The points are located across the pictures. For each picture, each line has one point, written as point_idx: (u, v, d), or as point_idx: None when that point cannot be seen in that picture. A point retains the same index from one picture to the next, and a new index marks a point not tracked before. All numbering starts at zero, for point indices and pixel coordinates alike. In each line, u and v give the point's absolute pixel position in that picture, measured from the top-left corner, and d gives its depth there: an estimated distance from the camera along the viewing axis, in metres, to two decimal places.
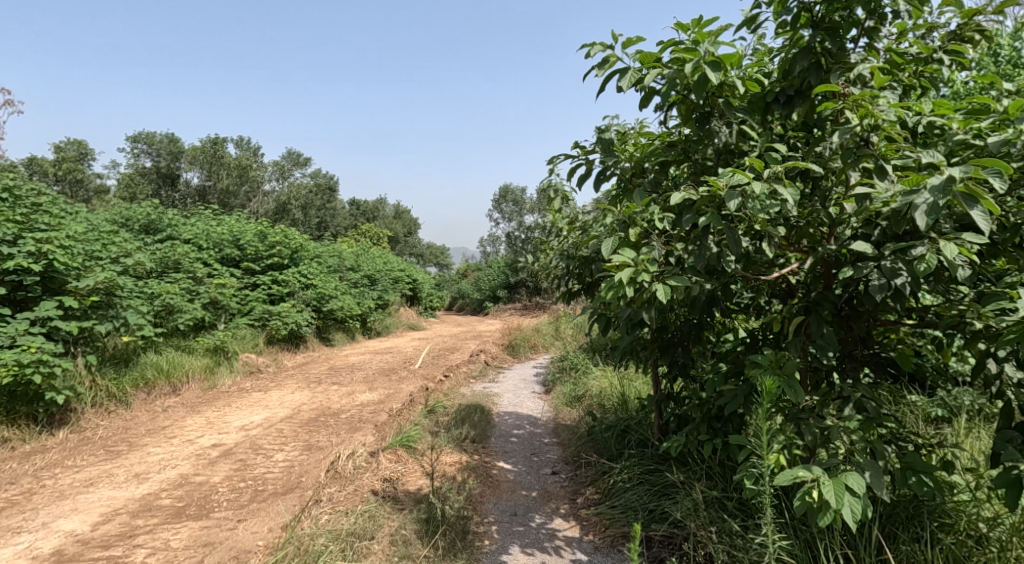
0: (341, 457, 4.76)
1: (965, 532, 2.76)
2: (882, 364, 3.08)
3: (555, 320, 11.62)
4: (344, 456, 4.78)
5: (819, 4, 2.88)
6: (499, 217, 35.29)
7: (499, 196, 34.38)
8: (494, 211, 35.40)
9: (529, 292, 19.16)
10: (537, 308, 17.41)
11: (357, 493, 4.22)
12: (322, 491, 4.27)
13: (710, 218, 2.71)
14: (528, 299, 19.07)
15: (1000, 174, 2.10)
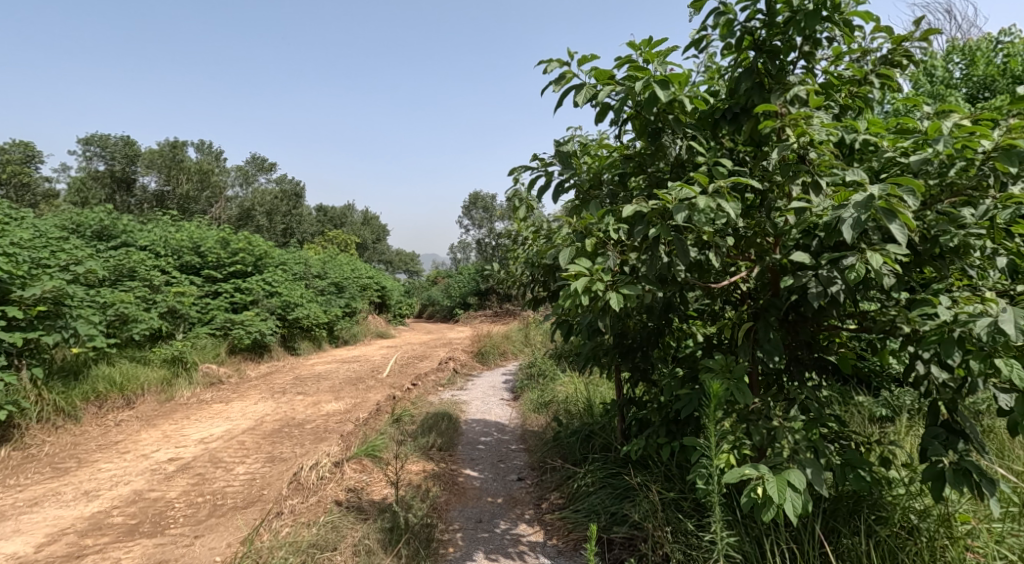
0: (305, 468, 4.76)
1: (899, 525, 2.91)
2: (824, 366, 3.24)
3: (525, 326, 11.72)
4: (307, 467, 4.77)
5: (761, 28, 3.08)
6: (468, 224, 35.33)
7: (469, 203, 34.51)
8: (465, 218, 35.52)
9: (499, 299, 19.28)
10: (507, 315, 17.50)
11: (319, 505, 4.24)
12: (283, 504, 4.27)
13: (660, 230, 2.84)
14: (497, 306, 19.14)
15: (915, 192, 2.28)
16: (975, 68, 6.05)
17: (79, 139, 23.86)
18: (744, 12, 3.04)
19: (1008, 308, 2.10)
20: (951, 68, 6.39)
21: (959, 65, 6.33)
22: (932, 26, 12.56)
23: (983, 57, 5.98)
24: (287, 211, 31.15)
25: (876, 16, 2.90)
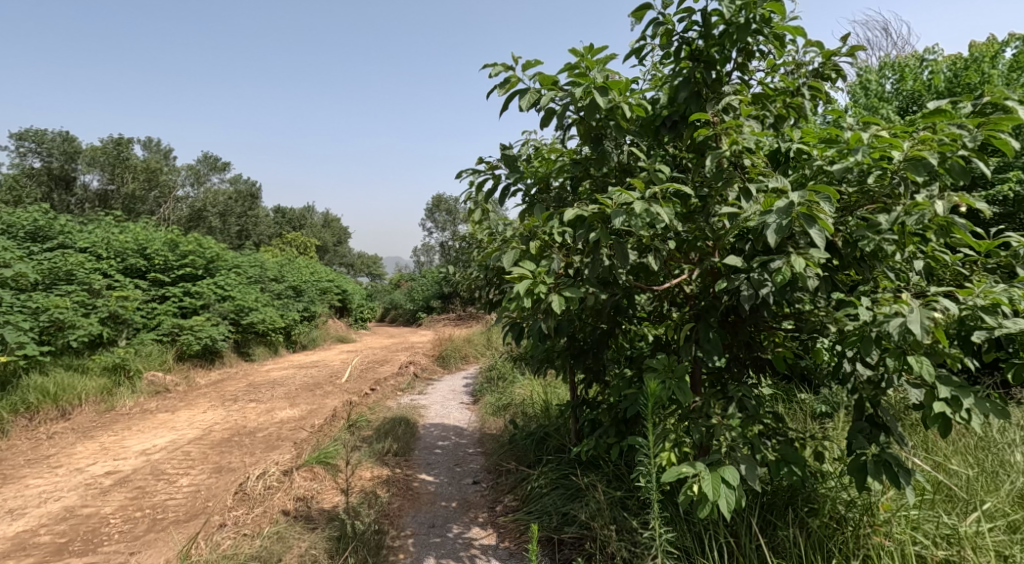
0: (251, 478, 4.66)
1: (829, 515, 3.04)
2: (761, 365, 3.35)
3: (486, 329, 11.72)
4: (253, 477, 4.67)
5: (698, 38, 3.17)
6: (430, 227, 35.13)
7: (431, 205, 34.31)
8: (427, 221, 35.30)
9: (462, 301, 19.22)
10: (471, 318, 17.46)
11: (265, 515, 4.16)
12: (227, 516, 4.18)
13: (600, 234, 2.90)
14: (460, 309, 19.06)
15: (830, 199, 2.44)
16: (904, 83, 6.34)
17: (15, 134, 22.76)
18: (682, 24, 3.13)
19: (916, 308, 2.22)
20: (884, 82, 6.69)
21: (890, 80, 6.64)
22: (866, 49, 13.22)
23: (911, 74, 6.27)
24: (241, 212, 30.38)
25: (805, 31, 3.03)
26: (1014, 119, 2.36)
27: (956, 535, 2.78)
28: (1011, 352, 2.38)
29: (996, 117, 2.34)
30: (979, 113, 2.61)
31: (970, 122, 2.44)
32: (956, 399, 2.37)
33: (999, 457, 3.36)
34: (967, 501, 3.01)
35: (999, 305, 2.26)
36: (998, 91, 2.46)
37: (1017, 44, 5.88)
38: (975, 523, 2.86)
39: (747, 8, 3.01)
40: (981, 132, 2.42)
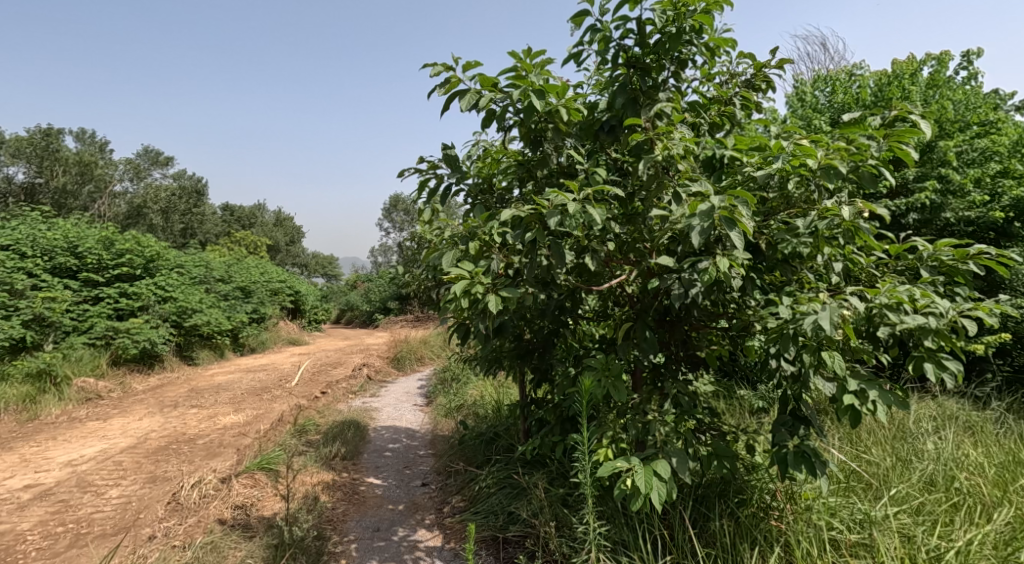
0: (185, 486, 4.51)
1: (756, 505, 3.16)
2: (696, 362, 3.45)
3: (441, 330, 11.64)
4: (188, 485, 4.52)
5: (634, 46, 3.25)
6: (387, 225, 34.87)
7: (389, 205, 34.03)
8: (386, 220, 35.06)
9: (419, 303, 19.04)
10: (428, 319, 17.33)
11: (199, 525, 4.05)
12: (158, 527, 4.05)
13: (537, 235, 2.94)
14: (417, 310, 18.89)
15: (747, 203, 2.58)
16: (836, 95, 6.63)
17: None
18: (618, 32, 3.20)
19: (827, 305, 2.36)
20: (818, 94, 6.98)
21: (824, 92, 6.94)
22: (805, 62, 13.73)
23: (841, 87, 6.57)
24: (185, 208, 29.27)
25: (734, 43, 3.16)
26: (915, 132, 2.55)
27: (867, 519, 2.94)
28: (913, 347, 2.56)
29: (898, 131, 2.54)
30: (889, 126, 2.81)
31: (877, 134, 2.63)
32: (862, 391, 2.55)
33: (912, 446, 3.57)
34: (879, 488, 3.19)
35: (901, 304, 2.42)
36: (902, 106, 2.65)
37: (934, 63, 6.24)
38: (884, 507, 3.04)
39: (679, 19, 3.11)
40: (887, 144, 2.62)
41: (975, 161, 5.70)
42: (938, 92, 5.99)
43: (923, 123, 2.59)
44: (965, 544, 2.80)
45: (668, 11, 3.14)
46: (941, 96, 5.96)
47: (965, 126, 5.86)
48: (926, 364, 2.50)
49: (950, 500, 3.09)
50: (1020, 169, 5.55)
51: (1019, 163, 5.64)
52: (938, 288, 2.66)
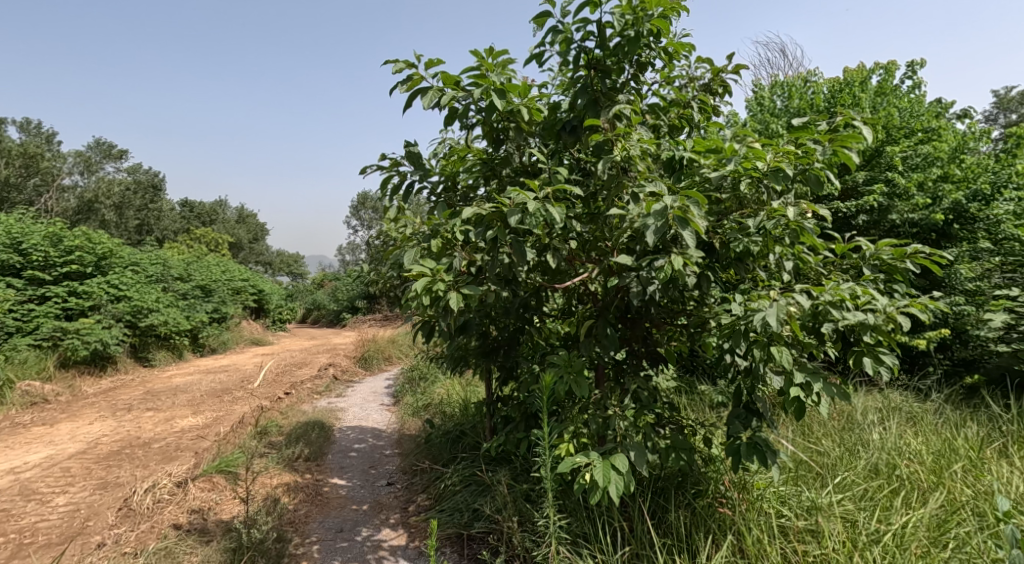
0: (138, 492, 4.43)
1: (712, 496, 3.26)
2: (657, 359, 3.52)
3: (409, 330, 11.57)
4: (141, 490, 4.43)
5: (595, 49, 3.31)
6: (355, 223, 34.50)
7: (357, 203, 33.68)
8: (354, 218, 34.67)
9: (388, 302, 18.90)
10: (397, 318, 17.19)
11: (153, 530, 3.99)
12: (109, 534, 3.98)
13: (498, 233, 2.98)
14: (386, 309, 18.72)
15: (699, 203, 2.68)
16: (792, 100, 6.82)
17: None
18: (579, 34, 3.26)
19: (774, 302, 2.46)
20: (775, 99, 7.18)
21: (781, 97, 7.14)
22: (766, 68, 14.02)
23: (796, 93, 6.76)
24: (143, 205, 28.47)
25: (691, 47, 3.25)
26: (857, 138, 2.72)
27: (814, 506, 3.07)
28: (854, 341, 2.72)
29: (842, 136, 2.69)
30: (834, 131, 2.95)
31: (823, 138, 2.77)
32: (808, 384, 2.67)
33: (858, 436, 3.72)
34: (825, 476, 3.34)
35: (844, 300, 2.55)
36: (846, 113, 2.81)
37: (882, 72, 6.47)
38: (830, 494, 3.19)
39: (637, 22, 3.16)
40: (831, 148, 2.78)
41: (919, 166, 5.94)
42: (886, 100, 6.22)
43: (864, 129, 2.76)
44: (902, 527, 2.95)
45: (628, 15, 3.20)
46: (888, 104, 6.20)
47: (910, 133, 6.10)
48: (865, 357, 2.66)
49: (890, 487, 3.25)
50: (959, 174, 5.72)
51: (959, 167, 5.79)
52: (879, 285, 2.80)
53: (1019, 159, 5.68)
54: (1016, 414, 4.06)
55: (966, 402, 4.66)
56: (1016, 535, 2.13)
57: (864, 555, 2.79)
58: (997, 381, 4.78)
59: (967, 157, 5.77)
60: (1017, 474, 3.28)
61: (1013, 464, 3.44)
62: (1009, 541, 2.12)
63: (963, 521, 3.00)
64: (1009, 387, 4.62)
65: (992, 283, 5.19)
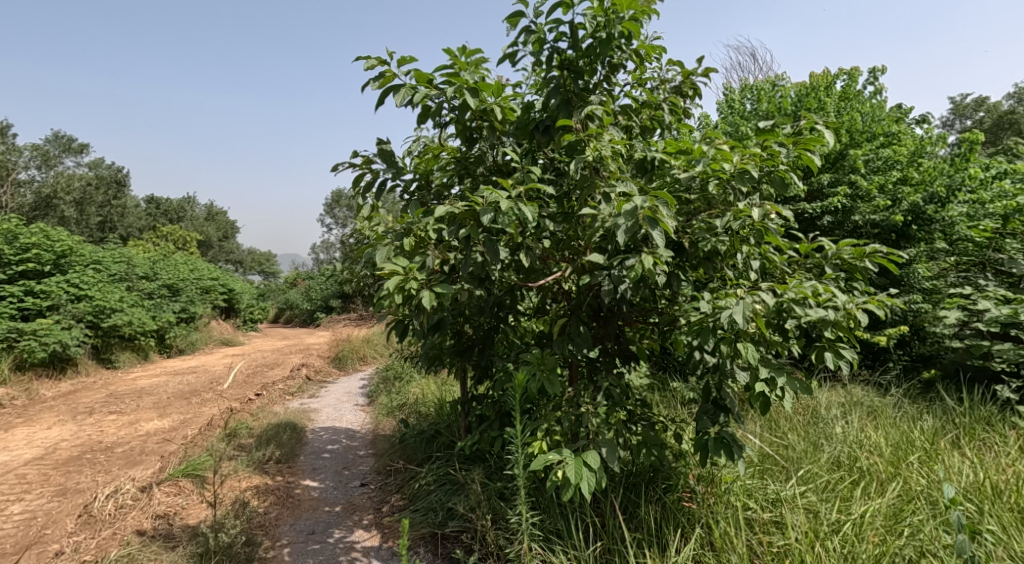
0: (99, 498, 4.35)
1: (682, 490, 3.32)
2: (629, 356, 3.57)
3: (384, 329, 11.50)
4: (102, 496, 4.36)
5: (568, 49, 3.35)
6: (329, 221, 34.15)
7: (331, 201, 33.36)
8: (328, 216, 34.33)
9: (364, 301, 18.76)
10: (372, 317, 17.08)
11: (114, 538, 3.92)
12: (68, 542, 3.91)
13: (471, 232, 2.99)
14: (361, 308, 18.58)
15: (668, 204, 2.74)
16: (760, 104, 6.96)
17: None
18: (552, 35, 3.29)
19: (740, 301, 2.53)
20: (745, 102, 7.32)
21: (750, 100, 7.28)
22: (736, 70, 14.23)
23: (765, 96, 6.89)
24: (107, 202, 27.82)
25: (662, 50, 3.31)
26: (819, 141, 2.81)
27: (779, 498, 3.18)
28: (816, 336, 2.80)
29: (805, 139, 2.77)
30: (798, 134, 3.04)
31: (787, 141, 2.86)
32: (772, 380, 2.75)
33: (822, 430, 3.83)
34: (790, 469, 3.43)
35: (807, 298, 2.63)
36: (809, 117, 2.89)
37: (846, 77, 6.62)
38: (793, 487, 3.28)
39: (609, 24, 3.20)
40: (795, 150, 2.86)
41: (880, 169, 6.11)
42: (849, 104, 6.39)
43: (826, 133, 2.84)
44: (861, 517, 3.05)
45: (599, 17, 3.24)
46: (852, 108, 6.37)
47: (872, 137, 6.28)
48: (826, 352, 2.75)
49: (851, 478, 3.36)
50: (917, 177, 5.92)
51: (917, 171, 6.01)
52: (840, 283, 2.88)
53: (973, 163, 5.82)
54: (969, 405, 4.21)
55: (923, 396, 4.80)
56: (962, 521, 2.22)
57: (825, 544, 2.88)
58: (951, 374, 4.96)
59: (925, 161, 5.99)
60: (968, 464, 3.42)
61: (965, 454, 3.57)
62: (955, 527, 2.23)
63: (917, 510, 3.11)
64: (962, 380, 4.81)
65: (948, 281, 5.32)
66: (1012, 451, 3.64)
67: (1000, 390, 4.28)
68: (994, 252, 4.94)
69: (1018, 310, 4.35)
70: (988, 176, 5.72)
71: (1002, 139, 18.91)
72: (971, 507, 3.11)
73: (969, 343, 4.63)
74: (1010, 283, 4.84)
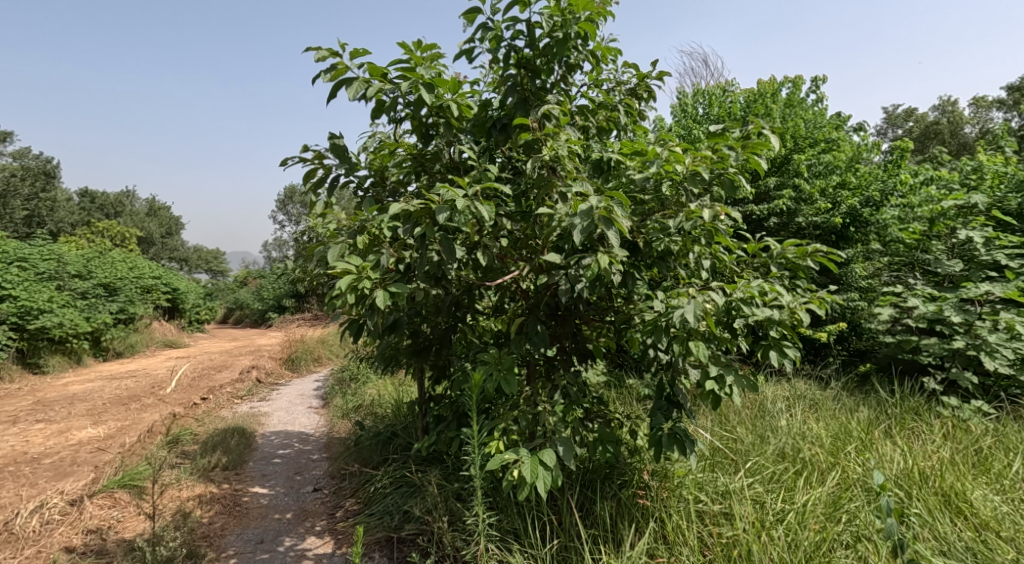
0: (23, 514, 4.13)
1: (637, 485, 3.35)
2: (586, 355, 3.56)
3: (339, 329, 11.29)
4: (27, 512, 4.15)
5: (524, 48, 3.33)
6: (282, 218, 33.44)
7: (284, 198, 32.66)
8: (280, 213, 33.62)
9: (319, 301, 18.40)
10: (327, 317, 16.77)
11: (40, 556, 3.75)
12: None
13: (426, 230, 2.94)
14: (315, 308, 18.23)
15: (622, 204, 2.75)
16: (711, 108, 7.11)
17: None
18: (508, 32, 3.26)
19: (692, 299, 2.56)
20: (697, 107, 7.45)
21: (702, 104, 7.42)
22: (688, 76, 14.45)
23: (716, 101, 7.04)
24: (38, 195, 26.47)
25: (616, 53, 3.33)
26: (766, 145, 2.87)
27: (728, 490, 3.23)
28: (762, 335, 2.87)
29: (752, 144, 2.83)
30: (747, 137, 3.10)
31: (736, 145, 2.91)
32: (720, 377, 2.82)
33: (769, 423, 3.92)
34: (738, 461, 3.51)
35: (754, 297, 2.69)
36: (757, 122, 2.96)
37: (790, 85, 6.81)
38: (742, 479, 3.35)
39: (566, 24, 3.19)
40: (743, 154, 2.92)
41: (822, 173, 6.31)
42: (794, 111, 6.58)
43: (772, 138, 2.91)
44: (804, 504, 3.14)
45: (556, 17, 3.24)
46: (797, 115, 6.56)
47: (814, 143, 6.48)
48: (772, 350, 2.81)
49: (795, 469, 3.44)
50: (855, 182, 6.17)
51: (855, 175, 6.28)
52: (785, 283, 2.96)
53: (903, 170, 6.16)
54: (899, 397, 4.38)
55: (859, 388, 4.97)
56: (891, 506, 2.41)
57: (770, 533, 2.94)
58: (885, 367, 5.13)
59: (861, 166, 6.27)
60: (898, 451, 3.54)
61: (897, 442, 3.69)
62: (886, 512, 2.38)
63: (854, 497, 3.21)
64: (893, 372, 4.98)
65: (881, 281, 5.54)
66: (938, 438, 3.77)
67: (927, 381, 4.51)
68: (922, 253, 5.18)
69: (944, 306, 4.57)
70: (916, 182, 5.94)
71: (929, 146, 19.93)
72: (900, 492, 3.25)
73: (900, 338, 4.84)
74: (936, 282, 5.10)
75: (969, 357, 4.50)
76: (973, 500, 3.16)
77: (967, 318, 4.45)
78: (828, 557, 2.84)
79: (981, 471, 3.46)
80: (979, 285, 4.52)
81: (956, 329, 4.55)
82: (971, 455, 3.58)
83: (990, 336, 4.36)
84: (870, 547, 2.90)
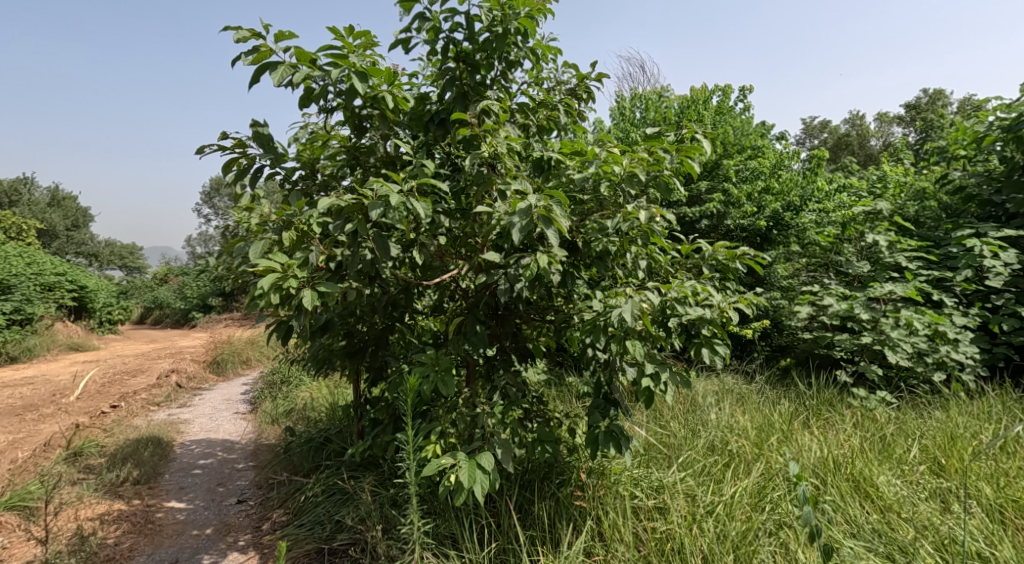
0: None
1: (575, 484, 3.28)
2: (525, 355, 3.47)
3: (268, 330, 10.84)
4: None
5: (464, 41, 3.20)
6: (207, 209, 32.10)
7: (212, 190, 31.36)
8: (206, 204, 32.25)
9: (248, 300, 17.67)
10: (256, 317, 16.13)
11: None
12: None
13: (358, 226, 2.78)
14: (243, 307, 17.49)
15: (561, 204, 2.68)
16: (647, 112, 7.16)
17: None
18: (447, 24, 3.14)
19: (631, 299, 2.52)
20: (634, 110, 7.50)
21: (638, 108, 7.48)
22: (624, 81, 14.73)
23: (651, 106, 7.10)
24: None
25: (555, 51, 3.26)
26: (698, 149, 2.85)
27: (661, 486, 3.22)
28: (694, 335, 2.84)
29: (686, 147, 2.81)
30: (682, 141, 3.09)
31: (671, 147, 2.89)
32: (656, 376, 2.79)
33: (700, 417, 3.95)
34: (671, 456, 3.51)
35: (687, 297, 2.68)
36: (691, 127, 2.96)
37: (721, 93, 6.95)
38: (674, 473, 3.34)
39: (505, 19, 3.10)
40: (678, 157, 2.89)
41: (748, 178, 6.41)
42: (724, 118, 6.70)
43: (705, 141, 2.90)
44: (733, 495, 3.14)
45: (495, 11, 3.13)
46: (726, 121, 6.68)
47: (741, 149, 6.59)
48: (703, 348, 2.79)
49: (723, 461, 3.45)
50: (777, 187, 6.24)
51: (776, 182, 6.32)
52: (715, 283, 2.96)
53: (820, 177, 6.30)
54: (817, 389, 4.54)
55: (780, 382, 5.08)
56: (806, 493, 2.37)
57: (702, 526, 2.92)
58: (804, 361, 5.29)
59: (783, 173, 6.34)
60: (815, 441, 3.63)
61: (814, 432, 3.80)
62: (801, 500, 2.35)
63: (776, 486, 3.24)
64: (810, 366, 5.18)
65: (800, 281, 5.71)
66: (849, 427, 3.88)
67: (837, 374, 4.66)
68: (835, 255, 5.47)
69: (854, 304, 4.72)
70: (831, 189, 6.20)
71: (842, 156, 21.03)
72: (815, 480, 3.32)
73: (816, 334, 5.00)
74: (847, 283, 5.32)
75: (874, 352, 4.66)
76: (879, 484, 3.22)
77: (873, 314, 4.61)
78: (753, 546, 2.83)
79: (884, 456, 3.55)
80: (883, 285, 4.72)
81: (864, 326, 4.72)
82: (876, 442, 3.68)
83: (892, 332, 4.51)
84: (790, 534, 2.91)
